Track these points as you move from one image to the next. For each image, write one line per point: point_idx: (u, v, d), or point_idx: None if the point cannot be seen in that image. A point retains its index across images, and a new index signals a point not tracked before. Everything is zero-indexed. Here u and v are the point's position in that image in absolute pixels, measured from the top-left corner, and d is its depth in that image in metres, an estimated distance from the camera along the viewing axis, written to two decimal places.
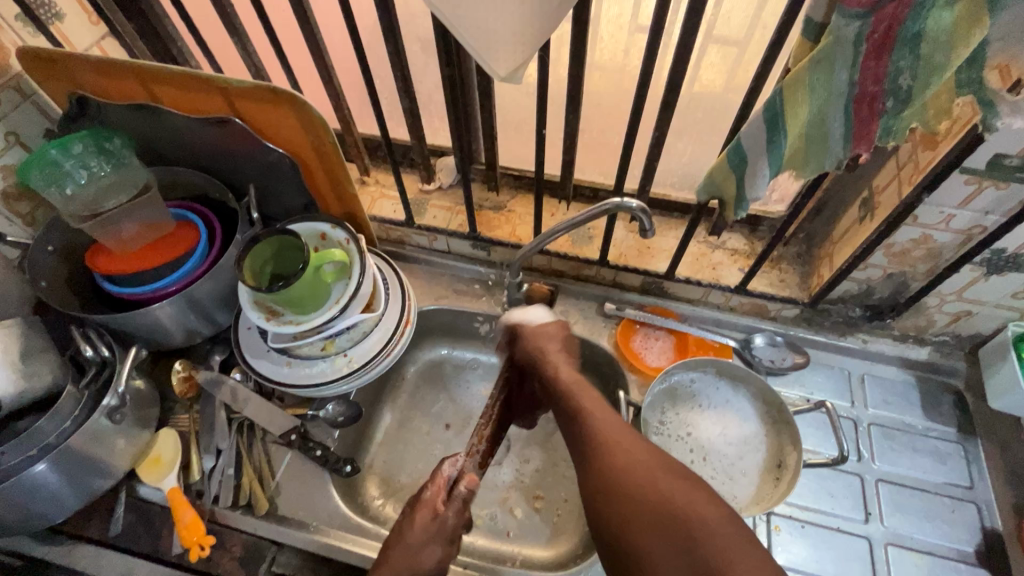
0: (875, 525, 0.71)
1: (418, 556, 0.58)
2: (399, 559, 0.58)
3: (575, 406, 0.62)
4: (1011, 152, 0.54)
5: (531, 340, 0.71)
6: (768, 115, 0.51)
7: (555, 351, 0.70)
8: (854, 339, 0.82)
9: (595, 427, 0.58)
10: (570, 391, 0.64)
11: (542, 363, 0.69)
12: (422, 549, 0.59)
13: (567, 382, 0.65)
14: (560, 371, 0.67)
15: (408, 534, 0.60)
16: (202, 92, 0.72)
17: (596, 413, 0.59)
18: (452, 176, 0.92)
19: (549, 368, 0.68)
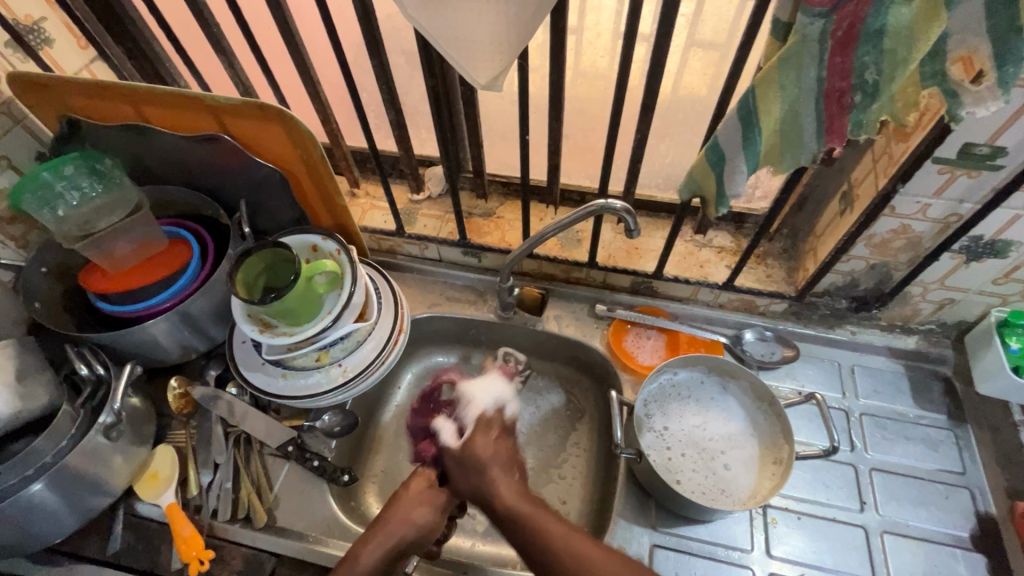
0: (870, 513, 0.71)
1: (416, 515, 0.69)
2: (400, 515, 0.68)
3: (541, 534, 0.62)
4: (980, 140, 0.55)
5: (484, 448, 0.74)
6: (742, 114, 0.53)
7: (496, 466, 0.72)
8: (843, 331, 0.83)
9: (556, 540, 0.61)
10: (536, 521, 0.64)
11: (482, 482, 0.70)
12: (420, 511, 0.70)
13: (522, 513, 0.65)
14: (503, 489, 0.68)
15: (408, 498, 0.70)
16: (191, 111, 0.73)
17: (548, 526, 0.63)
18: (441, 185, 0.94)
19: (495, 489, 0.69)
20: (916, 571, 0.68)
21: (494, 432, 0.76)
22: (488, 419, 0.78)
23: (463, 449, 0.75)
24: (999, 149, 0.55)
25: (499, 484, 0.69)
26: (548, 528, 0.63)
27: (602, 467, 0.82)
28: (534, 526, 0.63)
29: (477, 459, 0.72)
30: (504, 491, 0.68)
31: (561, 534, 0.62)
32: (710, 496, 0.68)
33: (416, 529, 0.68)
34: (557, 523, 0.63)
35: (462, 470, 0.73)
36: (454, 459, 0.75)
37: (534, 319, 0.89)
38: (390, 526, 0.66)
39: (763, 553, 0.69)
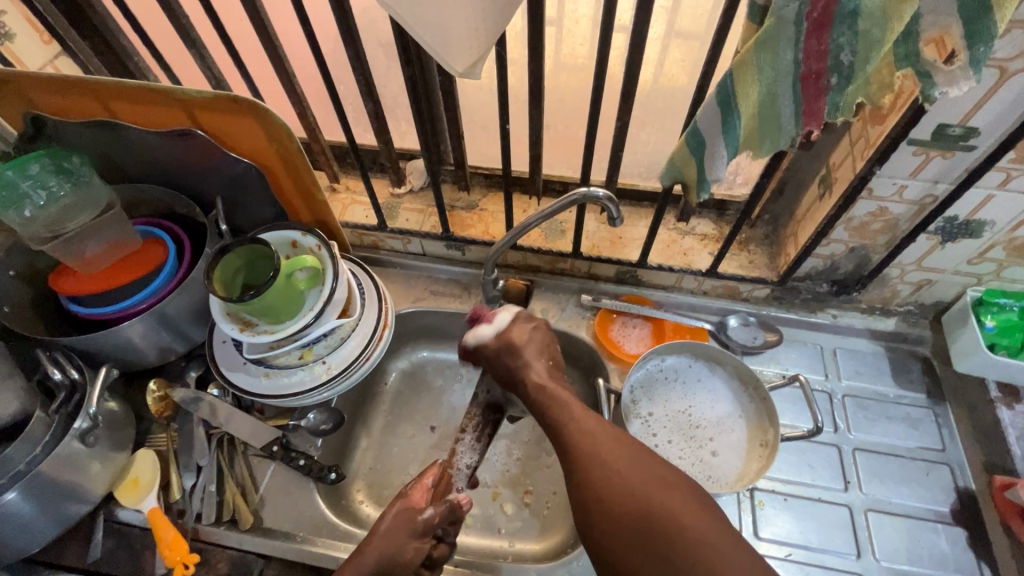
0: (854, 492, 0.73)
1: (396, 545, 0.58)
2: (378, 549, 0.57)
3: (560, 413, 0.59)
4: (953, 121, 0.56)
5: (503, 359, 0.65)
6: (720, 98, 0.53)
7: (534, 355, 0.64)
8: (824, 315, 0.85)
9: (601, 457, 0.54)
10: (571, 431, 0.57)
11: (514, 370, 0.64)
12: (405, 541, 0.59)
13: (553, 391, 0.61)
14: (536, 369, 0.63)
15: (385, 530, 0.59)
16: (162, 105, 0.71)
17: (573, 411, 0.58)
18: (422, 178, 0.93)
19: (526, 373, 0.63)
20: (899, 548, 0.69)
21: (539, 333, 0.67)
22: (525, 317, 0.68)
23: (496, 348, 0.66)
24: (971, 130, 0.56)
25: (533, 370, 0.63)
26: (572, 415, 0.58)
27: None
28: (567, 412, 0.58)
29: (511, 347, 0.65)
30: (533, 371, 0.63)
31: (618, 460, 0.53)
32: (699, 482, 0.68)
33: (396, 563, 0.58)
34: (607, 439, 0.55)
35: (500, 366, 0.65)
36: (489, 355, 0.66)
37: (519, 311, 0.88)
38: (368, 556, 0.57)
39: (750, 535, 0.70)
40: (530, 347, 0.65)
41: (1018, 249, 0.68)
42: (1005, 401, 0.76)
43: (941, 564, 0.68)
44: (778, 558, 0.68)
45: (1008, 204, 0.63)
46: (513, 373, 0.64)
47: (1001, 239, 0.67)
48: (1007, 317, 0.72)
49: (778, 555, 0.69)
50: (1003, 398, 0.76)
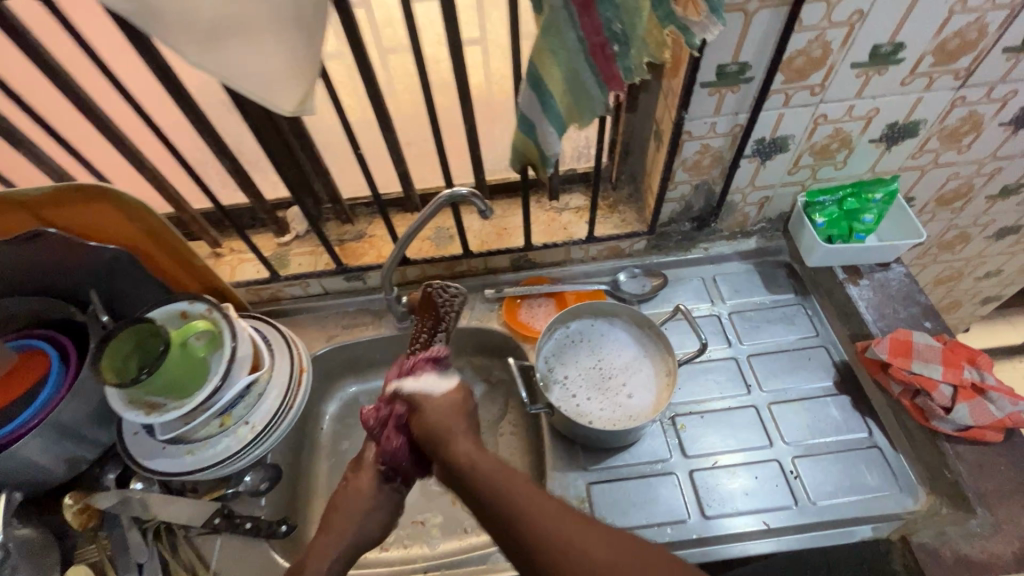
0: (756, 393, 0.82)
1: (361, 504, 0.67)
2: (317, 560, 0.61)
3: (492, 491, 0.56)
4: (727, 60, 0.66)
5: (436, 414, 0.65)
6: (532, 84, 0.60)
7: (462, 429, 0.64)
8: (698, 249, 0.95)
9: (532, 527, 0.51)
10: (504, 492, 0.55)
11: (437, 433, 0.64)
12: (360, 507, 0.67)
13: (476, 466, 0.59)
14: (466, 446, 0.62)
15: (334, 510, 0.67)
16: (3, 211, 0.68)
17: (512, 488, 0.56)
18: (306, 222, 0.95)
19: (453, 447, 0.62)
20: (803, 428, 0.78)
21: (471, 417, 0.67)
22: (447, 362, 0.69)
23: (439, 399, 0.66)
24: (744, 65, 0.67)
25: (463, 445, 0.62)
26: (510, 489, 0.56)
27: (532, 432, 0.88)
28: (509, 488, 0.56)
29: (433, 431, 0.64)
30: (467, 448, 0.62)
31: (550, 524, 0.51)
32: (624, 419, 0.74)
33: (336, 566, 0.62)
34: (538, 502, 0.53)
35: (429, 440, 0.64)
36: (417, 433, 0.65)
37: None
38: (341, 533, 0.64)
39: (680, 455, 0.77)
40: (459, 424, 0.65)
41: (820, 152, 0.81)
42: (851, 279, 0.87)
43: (837, 430, 0.78)
44: (707, 469, 0.76)
45: (797, 117, 0.75)
46: (445, 452, 0.62)
47: (804, 147, 0.80)
48: (830, 210, 0.85)
49: (708, 465, 0.76)
50: (850, 277, 0.87)
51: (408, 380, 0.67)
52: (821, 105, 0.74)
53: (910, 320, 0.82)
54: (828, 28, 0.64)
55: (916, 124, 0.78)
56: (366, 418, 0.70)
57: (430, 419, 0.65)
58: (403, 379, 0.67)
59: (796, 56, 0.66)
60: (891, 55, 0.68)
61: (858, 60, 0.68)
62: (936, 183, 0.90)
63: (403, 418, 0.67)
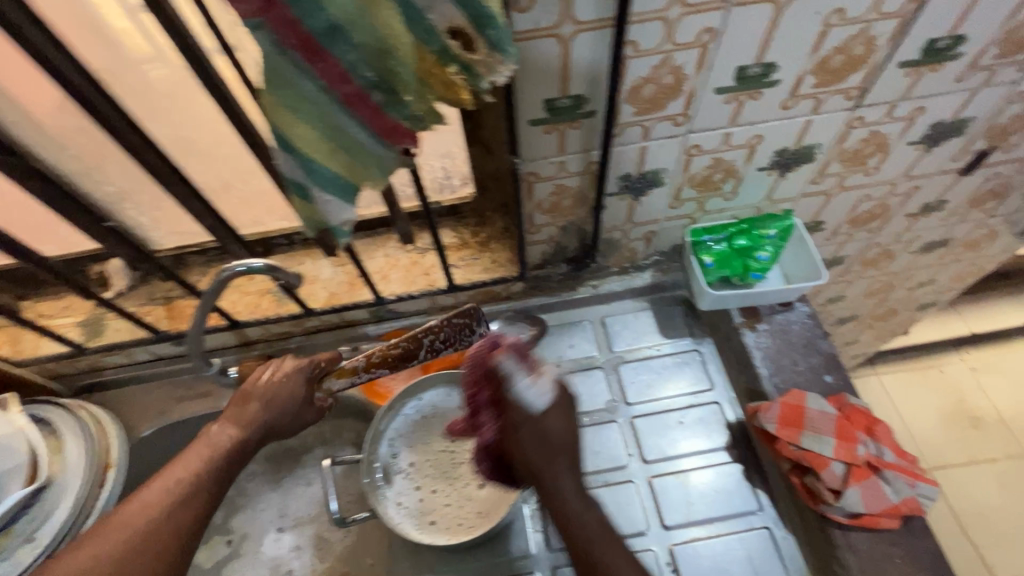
0: (637, 464, 0.72)
1: (284, 396, 0.64)
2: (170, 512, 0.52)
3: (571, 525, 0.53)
4: (555, 94, 0.52)
5: (531, 445, 0.52)
6: (281, 144, 0.45)
7: (562, 464, 0.53)
8: (585, 289, 0.83)
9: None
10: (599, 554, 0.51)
11: (524, 451, 0.52)
12: (287, 395, 0.64)
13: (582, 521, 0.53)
14: (565, 484, 0.53)
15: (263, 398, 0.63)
16: None
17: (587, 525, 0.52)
18: (127, 277, 0.81)
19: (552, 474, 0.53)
20: (684, 506, 0.69)
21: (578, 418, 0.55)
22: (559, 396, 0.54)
23: (542, 421, 0.52)
24: (578, 98, 0.53)
25: (564, 485, 0.53)
26: (588, 530, 0.52)
27: None
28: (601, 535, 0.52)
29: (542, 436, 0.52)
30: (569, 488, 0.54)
31: None
32: (465, 519, 0.65)
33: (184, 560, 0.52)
34: (621, 559, 0.51)
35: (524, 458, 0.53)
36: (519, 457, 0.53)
37: None
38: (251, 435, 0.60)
39: None
40: (559, 452, 0.53)
41: (702, 183, 0.68)
42: (749, 323, 0.76)
43: (722, 507, 0.68)
44: None
45: (664, 150, 0.62)
46: (543, 474, 0.53)
47: (682, 179, 0.67)
48: (720, 250, 0.73)
49: None
50: (747, 321, 0.76)
51: (517, 377, 0.52)
52: (691, 135, 0.61)
53: (810, 373, 0.72)
54: (673, 50, 0.50)
55: (811, 149, 0.66)
56: (377, 347, 0.72)
57: (525, 440, 0.52)
58: (512, 371, 0.52)
59: (642, 85, 0.53)
60: (762, 77, 0.55)
61: (722, 85, 0.55)
62: (846, 206, 0.78)
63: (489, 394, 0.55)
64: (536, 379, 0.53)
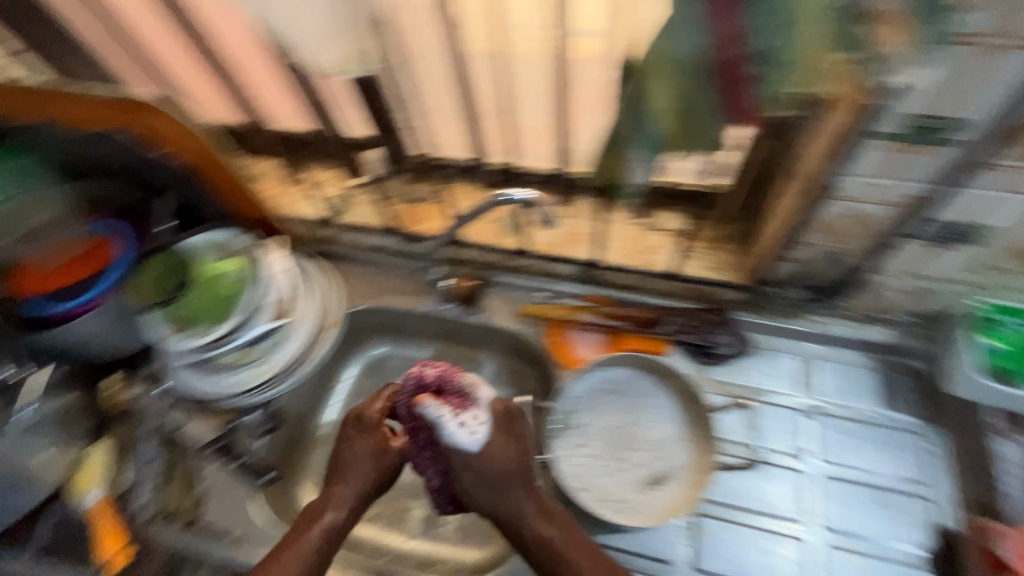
0: (813, 526, 0.66)
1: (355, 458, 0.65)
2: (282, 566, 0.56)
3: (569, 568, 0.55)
4: (925, 111, 0.47)
5: (478, 487, 0.59)
6: (633, 100, 0.47)
7: (500, 461, 0.59)
8: (806, 321, 0.75)
9: None
10: (558, 553, 0.56)
11: (478, 475, 0.59)
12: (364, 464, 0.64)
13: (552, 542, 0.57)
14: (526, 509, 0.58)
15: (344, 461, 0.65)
16: (90, 107, 0.69)
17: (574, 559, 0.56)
18: (375, 170, 0.88)
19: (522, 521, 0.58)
20: None
21: (513, 434, 0.61)
22: (505, 412, 0.62)
23: (480, 461, 0.59)
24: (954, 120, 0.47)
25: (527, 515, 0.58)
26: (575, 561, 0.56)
27: None
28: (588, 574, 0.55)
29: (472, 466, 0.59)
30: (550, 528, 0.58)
31: None
32: (622, 502, 0.63)
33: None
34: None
35: (479, 485, 0.59)
36: (472, 479, 0.60)
37: (470, 312, 0.85)
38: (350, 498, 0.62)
39: (689, 566, 0.65)
40: (515, 485, 0.59)
41: None
42: (1001, 428, 0.66)
43: None
44: None
45: (1013, 208, 0.52)
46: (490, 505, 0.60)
47: (1007, 247, 0.56)
48: (1004, 336, 0.61)
49: None
50: (1003, 426, 0.66)
51: (445, 421, 0.58)
52: None
53: None
54: None
55: None
56: (641, 309, 0.79)
57: (480, 486, 0.59)
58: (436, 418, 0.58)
59: None
60: None
61: None
62: None
63: (423, 443, 0.63)
64: (463, 421, 0.59)
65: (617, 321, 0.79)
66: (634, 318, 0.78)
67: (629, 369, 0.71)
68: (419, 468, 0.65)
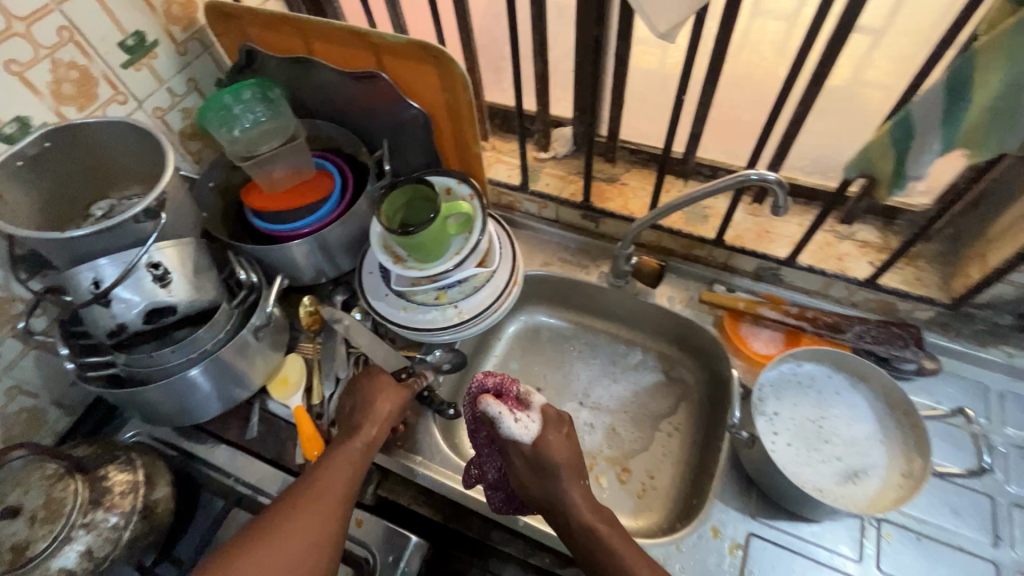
0: (1005, 551, 0.65)
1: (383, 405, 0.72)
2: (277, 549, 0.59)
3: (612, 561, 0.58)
4: None
5: (529, 478, 0.63)
6: (952, 86, 0.48)
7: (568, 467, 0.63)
8: (997, 352, 0.75)
9: None
10: (603, 545, 0.59)
11: (545, 485, 0.63)
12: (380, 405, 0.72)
13: (596, 530, 0.60)
14: (578, 501, 0.62)
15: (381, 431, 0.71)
16: (357, 48, 0.79)
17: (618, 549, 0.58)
18: (568, 146, 0.93)
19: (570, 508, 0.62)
20: None
21: (567, 432, 0.66)
22: (557, 417, 0.66)
23: (535, 452, 0.63)
24: None
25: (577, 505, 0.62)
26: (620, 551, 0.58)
27: (699, 448, 0.83)
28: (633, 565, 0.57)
29: (543, 466, 0.63)
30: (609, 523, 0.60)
31: None
32: (821, 489, 0.64)
33: (297, 567, 0.58)
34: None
35: (534, 475, 0.63)
36: (523, 463, 0.63)
37: (646, 291, 0.88)
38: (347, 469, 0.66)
39: (871, 564, 0.65)
40: (555, 482, 0.62)
41: None
42: None
43: None
44: None
45: None
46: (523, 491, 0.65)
47: None
48: None
49: None
50: None
51: (505, 418, 0.62)
52: None
53: None
54: None
55: None
56: (821, 313, 0.80)
57: (525, 479, 0.64)
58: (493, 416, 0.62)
59: None
60: None
61: None
62: None
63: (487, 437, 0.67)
64: (519, 417, 0.64)
65: (798, 322, 0.80)
66: (818, 321, 0.79)
67: (817, 364, 0.73)
68: (474, 461, 0.69)
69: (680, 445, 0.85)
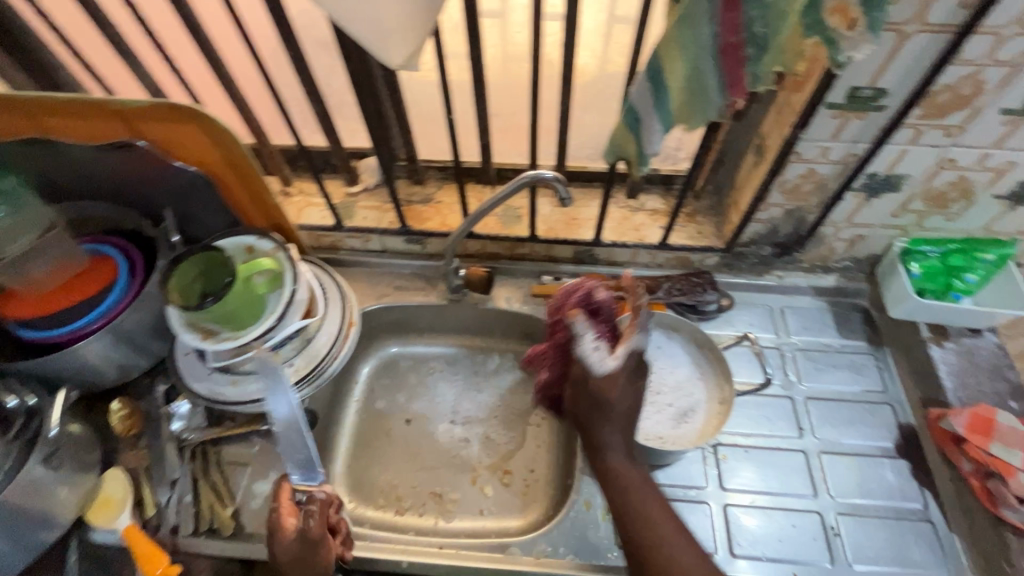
0: (809, 438, 0.78)
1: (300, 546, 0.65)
2: None
3: (639, 504, 0.62)
4: (863, 83, 0.61)
5: (585, 403, 0.66)
6: (652, 75, 0.56)
7: (620, 402, 0.65)
8: (771, 276, 0.90)
9: (652, 541, 0.60)
10: (635, 491, 0.63)
11: (586, 410, 0.66)
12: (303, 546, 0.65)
13: (620, 474, 0.64)
14: (616, 439, 0.65)
15: (289, 561, 0.64)
16: (100, 120, 0.70)
17: (633, 489, 0.63)
18: (375, 176, 0.93)
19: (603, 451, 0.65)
20: (851, 484, 0.75)
21: (638, 381, 0.66)
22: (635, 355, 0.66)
23: (603, 386, 0.64)
24: (880, 91, 0.62)
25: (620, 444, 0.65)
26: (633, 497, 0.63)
27: (565, 430, 0.87)
28: (644, 505, 0.62)
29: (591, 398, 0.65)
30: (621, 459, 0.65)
31: (677, 556, 0.59)
32: (660, 438, 0.72)
33: None
34: (655, 508, 0.62)
35: (589, 405, 0.66)
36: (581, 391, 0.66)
37: (483, 299, 0.91)
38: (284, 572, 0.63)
39: (717, 486, 0.74)
40: (602, 416, 0.65)
41: (934, 199, 0.74)
42: (935, 339, 0.82)
43: (889, 495, 0.74)
44: (743, 505, 0.73)
45: (921, 158, 0.68)
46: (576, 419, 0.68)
47: (919, 190, 0.73)
48: (930, 263, 0.79)
49: (745, 502, 0.73)
50: (934, 337, 0.82)
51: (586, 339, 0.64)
52: (952, 149, 0.67)
53: (994, 396, 0.77)
54: (986, 65, 0.58)
55: None
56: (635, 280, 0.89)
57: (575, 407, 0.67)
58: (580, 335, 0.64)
59: (941, 91, 0.60)
60: None
61: (1010, 106, 0.61)
62: None
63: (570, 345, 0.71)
64: (598, 344, 0.64)
65: None
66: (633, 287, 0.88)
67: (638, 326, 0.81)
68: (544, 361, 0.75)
69: (548, 432, 0.88)
